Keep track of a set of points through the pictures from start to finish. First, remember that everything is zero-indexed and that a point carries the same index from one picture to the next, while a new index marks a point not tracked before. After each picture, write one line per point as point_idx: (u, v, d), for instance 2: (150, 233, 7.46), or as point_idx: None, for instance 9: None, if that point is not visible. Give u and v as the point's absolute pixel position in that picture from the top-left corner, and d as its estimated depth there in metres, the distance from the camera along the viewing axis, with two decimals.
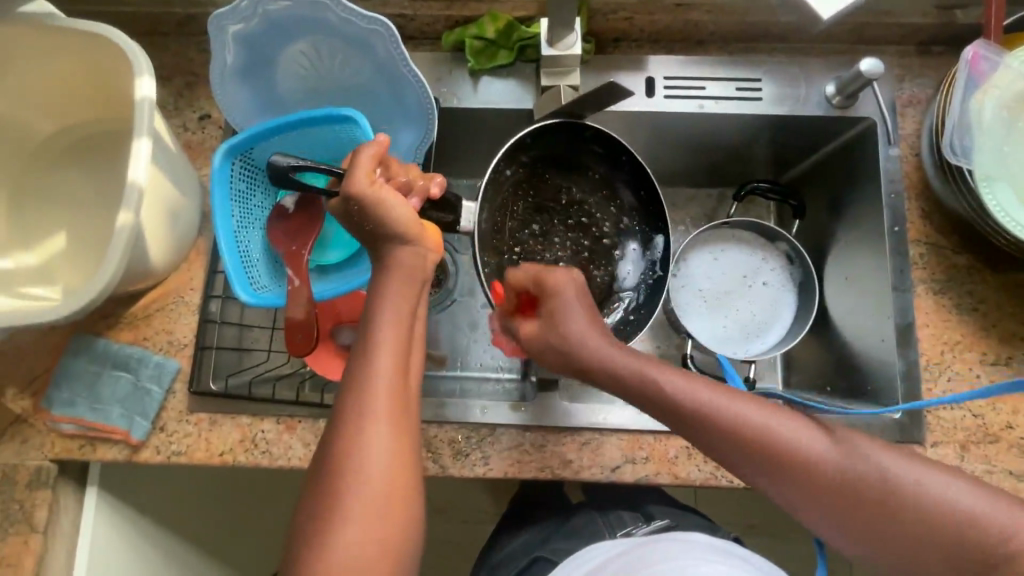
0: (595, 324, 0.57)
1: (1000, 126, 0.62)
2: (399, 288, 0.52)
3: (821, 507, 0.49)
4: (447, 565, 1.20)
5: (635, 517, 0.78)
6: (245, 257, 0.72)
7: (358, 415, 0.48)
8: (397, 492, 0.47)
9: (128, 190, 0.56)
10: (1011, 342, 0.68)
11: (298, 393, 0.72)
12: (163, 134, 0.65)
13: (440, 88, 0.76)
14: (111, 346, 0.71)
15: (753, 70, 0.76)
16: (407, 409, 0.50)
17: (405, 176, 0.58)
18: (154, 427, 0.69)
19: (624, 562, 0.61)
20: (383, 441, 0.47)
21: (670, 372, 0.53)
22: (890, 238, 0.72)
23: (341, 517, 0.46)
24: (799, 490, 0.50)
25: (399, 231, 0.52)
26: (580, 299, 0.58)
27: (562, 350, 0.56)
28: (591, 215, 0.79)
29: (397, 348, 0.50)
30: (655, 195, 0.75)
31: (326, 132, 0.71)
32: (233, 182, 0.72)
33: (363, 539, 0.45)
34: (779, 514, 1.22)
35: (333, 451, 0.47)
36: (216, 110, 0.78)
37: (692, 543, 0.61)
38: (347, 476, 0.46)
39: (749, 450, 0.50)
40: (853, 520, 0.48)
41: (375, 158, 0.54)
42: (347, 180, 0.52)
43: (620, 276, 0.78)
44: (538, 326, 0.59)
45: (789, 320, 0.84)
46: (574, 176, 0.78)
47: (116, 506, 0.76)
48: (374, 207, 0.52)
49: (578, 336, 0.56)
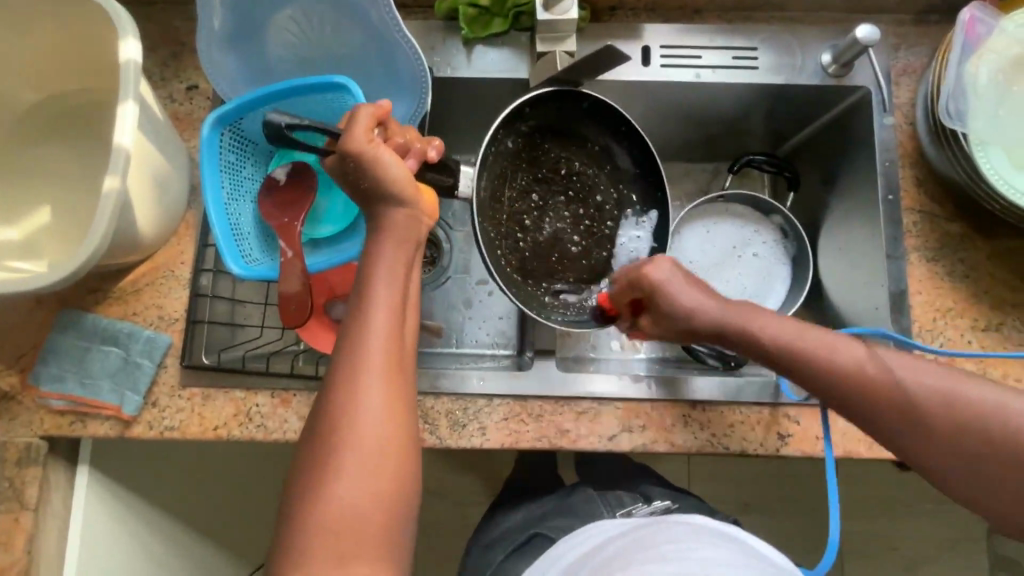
0: (694, 282, 0.58)
1: (994, 90, 0.62)
2: (394, 249, 0.52)
3: (962, 466, 0.50)
4: (444, 546, 1.20)
5: (634, 496, 0.78)
6: (236, 229, 0.71)
7: (354, 373, 0.47)
8: (392, 448, 0.47)
9: (116, 154, 0.55)
10: (1002, 309, 0.69)
11: (292, 365, 0.71)
12: (149, 101, 0.64)
13: (434, 57, 0.75)
14: (100, 321, 0.69)
15: (750, 39, 0.76)
16: (403, 367, 0.50)
17: (402, 137, 0.58)
18: (145, 402, 0.68)
19: (625, 543, 0.60)
20: (377, 398, 0.47)
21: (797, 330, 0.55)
22: (885, 206, 0.72)
23: (334, 472, 0.45)
24: (941, 451, 0.51)
25: (391, 191, 0.52)
26: (671, 267, 0.58)
27: (678, 322, 0.57)
28: (590, 186, 0.79)
29: (393, 307, 0.50)
30: (653, 166, 0.75)
31: (319, 102, 0.70)
32: (223, 154, 0.71)
33: (358, 494, 0.45)
34: (771, 491, 1.23)
35: (329, 408, 0.47)
36: (204, 80, 0.76)
37: (692, 527, 0.60)
38: (341, 431, 0.46)
39: (888, 411, 0.52)
40: (987, 473, 0.50)
41: (374, 117, 0.55)
42: (346, 136, 0.53)
43: (617, 250, 0.78)
44: (654, 314, 0.60)
45: (783, 292, 0.85)
46: (574, 146, 0.78)
47: (108, 485, 0.75)
48: (369, 163, 0.52)
49: (690, 307, 0.56)
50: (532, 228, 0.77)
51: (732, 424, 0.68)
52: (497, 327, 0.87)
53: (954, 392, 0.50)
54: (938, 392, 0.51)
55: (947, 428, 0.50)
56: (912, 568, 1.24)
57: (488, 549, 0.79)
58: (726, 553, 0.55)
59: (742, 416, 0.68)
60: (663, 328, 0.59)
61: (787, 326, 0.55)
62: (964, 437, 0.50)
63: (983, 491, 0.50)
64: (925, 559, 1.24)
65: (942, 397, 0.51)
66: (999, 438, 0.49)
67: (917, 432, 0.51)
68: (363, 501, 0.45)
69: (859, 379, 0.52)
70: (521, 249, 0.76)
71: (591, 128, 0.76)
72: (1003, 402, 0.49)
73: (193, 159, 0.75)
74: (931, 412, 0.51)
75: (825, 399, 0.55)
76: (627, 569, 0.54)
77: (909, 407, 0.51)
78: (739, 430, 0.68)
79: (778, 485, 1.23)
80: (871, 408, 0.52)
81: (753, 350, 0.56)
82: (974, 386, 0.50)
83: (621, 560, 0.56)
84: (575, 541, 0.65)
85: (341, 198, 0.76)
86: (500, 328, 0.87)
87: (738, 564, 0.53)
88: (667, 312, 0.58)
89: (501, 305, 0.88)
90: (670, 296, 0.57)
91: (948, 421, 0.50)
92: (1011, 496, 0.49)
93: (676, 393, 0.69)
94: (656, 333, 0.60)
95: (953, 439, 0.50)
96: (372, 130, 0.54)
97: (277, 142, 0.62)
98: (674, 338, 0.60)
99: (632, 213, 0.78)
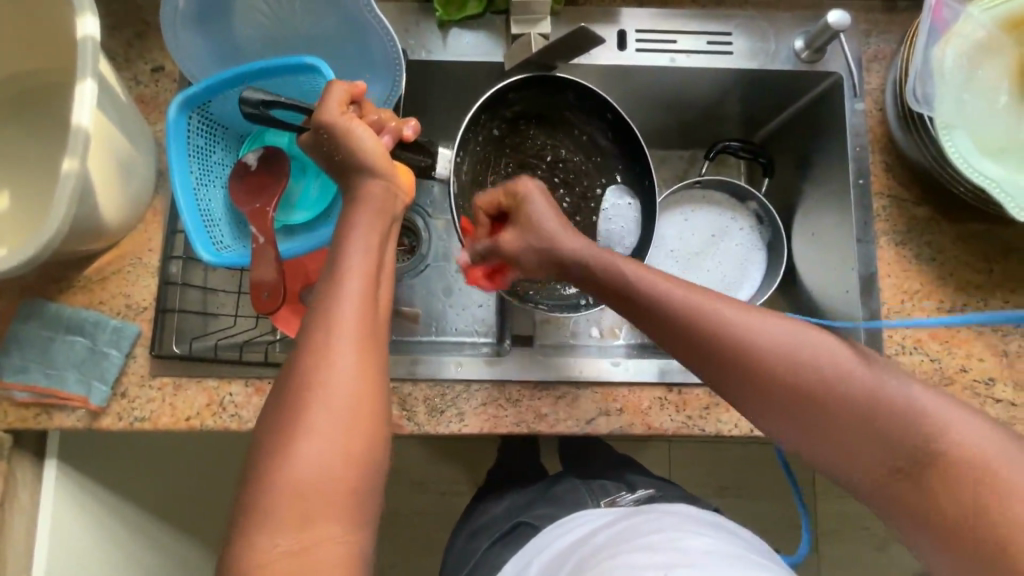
0: (564, 223, 0.60)
1: (960, 74, 0.63)
2: (369, 224, 0.52)
3: (866, 465, 0.43)
4: (425, 538, 1.20)
5: (618, 485, 0.77)
6: (206, 215, 0.69)
7: (323, 336, 0.46)
8: (361, 416, 0.46)
9: (75, 136, 0.53)
10: (966, 291, 0.71)
11: (267, 353, 0.70)
12: (110, 80, 0.61)
13: (408, 40, 0.74)
14: (64, 310, 0.67)
15: (724, 24, 0.76)
16: (376, 338, 0.48)
17: (379, 114, 0.59)
18: (114, 392, 0.66)
19: (614, 530, 0.59)
20: (349, 367, 0.46)
21: (650, 272, 0.53)
22: (855, 190, 0.74)
23: (302, 434, 0.44)
24: (775, 405, 0.46)
25: (364, 162, 0.54)
26: (543, 197, 0.61)
27: (532, 244, 0.59)
28: (578, 174, 0.78)
29: (366, 275, 0.49)
30: (640, 150, 0.73)
31: (294, 85, 0.68)
32: (191, 138, 0.69)
33: (322, 457, 0.44)
34: (748, 476, 1.26)
35: (296, 372, 0.46)
36: (170, 62, 0.74)
37: (677, 516, 0.60)
38: (311, 396, 0.45)
39: (728, 361, 0.48)
40: (838, 436, 0.44)
41: (348, 93, 0.56)
42: (320, 108, 0.55)
43: (606, 235, 0.76)
44: (512, 234, 0.61)
45: (758, 278, 0.86)
46: (560, 134, 0.78)
47: (77, 479, 0.73)
48: (343, 136, 0.54)
49: (544, 229, 0.59)
50: None
51: (707, 406, 0.69)
52: (476, 315, 0.87)
53: (872, 382, 0.43)
54: (853, 377, 0.44)
55: (853, 419, 0.43)
56: (881, 547, 1.28)
57: (469, 542, 0.79)
58: (710, 541, 0.55)
59: (717, 398, 0.69)
60: (529, 252, 0.60)
61: (686, 291, 0.51)
62: (869, 430, 0.43)
63: (896, 503, 0.42)
64: (893, 536, 1.28)
65: (859, 384, 0.44)
66: (845, 391, 0.44)
67: (814, 420, 0.45)
68: (335, 482, 0.44)
69: (755, 354, 0.47)
70: None
71: (578, 116, 0.76)
72: (926, 401, 0.42)
73: (159, 142, 0.73)
74: (836, 398, 0.44)
75: (713, 376, 0.50)
76: (611, 560, 0.54)
77: (804, 390, 0.45)
78: (715, 411, 0.69)
79: (755, 470, 1.26)
80: (761, 385, 0.46)
81: (647, 311, 0.52)
82: (813, 336, 0.46)
83: (608, 550, 0.56)
84: (559, 532, 0.66)
85: (315, 183, 0.75)
86: (479, 316, 0.86)
87: (721, 553, 0.53)
88: (534, 237, 0.59)
89: (480, 292, 0.88)
90: (534, 220, 0.60)
91: (858, 412, 0.43)
92: (842, 454, 0.44)
93: (653, 377, 0.69)
94: (515, 252, 0.61)
95: (852, 425, 0.43)
96: (346, 106, 0.56)
97: (252, 118, 0.61)
98: (533, 264, 0.60)
99: (622, 202, 0.77)
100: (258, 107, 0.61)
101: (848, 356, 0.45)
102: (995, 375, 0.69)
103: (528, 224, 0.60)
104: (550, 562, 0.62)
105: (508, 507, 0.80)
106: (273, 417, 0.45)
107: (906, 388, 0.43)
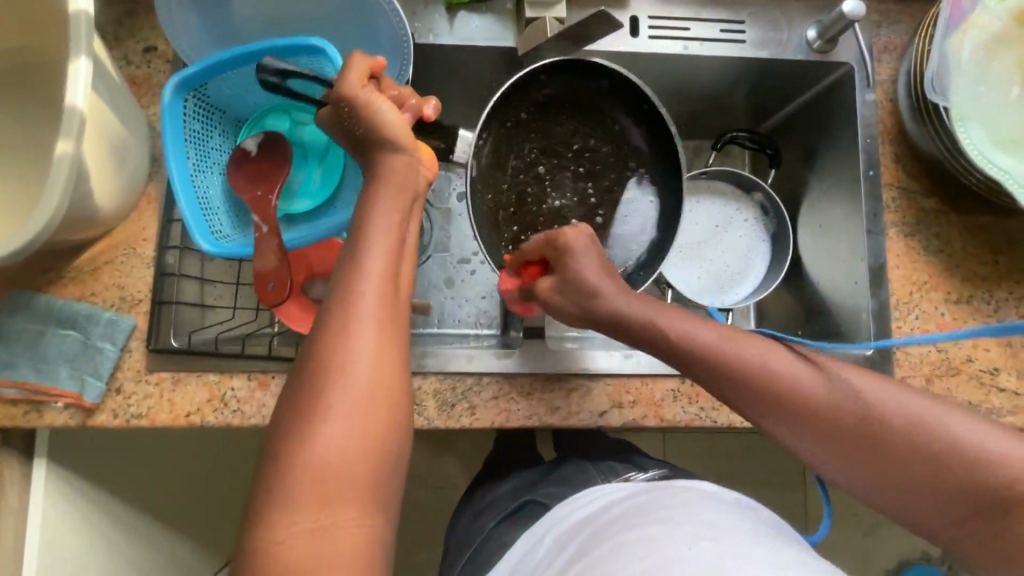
0: (609, 272, 0.58)
1: (974, 65, 0.63)
2: (391, 200, 0.49)
3: (910, 487, 0.47)
4: (419, 533, 1.18)
5: (628, 467, 0.75)
6: (203, 203, 0.66)
7: (342, 325, 0.44)
8: (382, 397, 0.43)
9: (69, 115, 0.50)
10: (973, 282, 0.72)
11: (270, 346, 0.68)
12: (101, 58, 0.58)
13: (415, 23, 0.71)
14: (54, 303, 0.64)
15: (736, 12, 0.75)
16: (396, 318, 0.46)
17: (400, 91, 0.55)
18: (109, 388, 0.64)
19: (632, 504, 0.57)
20: (370, 346, 0.44)
21: (700, 326, 0.54)
22: (866, 182, 0.74)
23: (314, 417, 0.42)
24: (849, 455, 0.49)
25: (387, 137, 0.51)
26: (588, 250, 0.58)
27: (582, 301, 0.57)
28: (604, 165, 0.76)
29: (387, 256, 0.47)
30: (669, 141, 0.72)
31: (312, 69, 0.65)
32: (187, 122, 0.66)
33: (343, 433, 0.42)
34: (742, 466, 1.27)
35: (311, 355, 0.44)
36: (163, 42, 0.70)
37: (698, 493, 0.57)
38: (332, 375, 0.43)
39: (792, 413, 0.50)
40: (909, 484, 0.47)
41: (369, 66, 0.53)
42: (340, 80, 0.52)
43: (627, 231, 0.75)
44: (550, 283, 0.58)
45: (763, 270, 0.86)
46: (592, 122, 0.76)
47: (68, 479, 0.70)
48: (364, 109, 0.51)
49: (598, 286, 0.56)
50: (535, 200, 0.75)
51: (720, 398, 0.69)
52: (479, 307, 0.85)
53: (873, 398, 0.48)
54: (858, 399, 0.49)
55: (893, 447, 0.47)
56: (871, 532, 1.31)
57: (468, 522, 0.77)
58: (733, 516, 0.53)
59: None
60: (564, 299, 0.58)
61: (718, 334, 0.53)
62: (892, 453, 0.47)
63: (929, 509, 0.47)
64: (881, 523, 1.31)
65: (863, 402, 0.48)
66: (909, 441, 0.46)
67: (855, 451, 0.48)
68: (354, 482, 0.42)
69: (791, 394, 0.50)
70: (521, 219, 0.75)
71: (613, 105, 0.74)
72: (953, 422, 0.46)
73: (153, 127, 0.69)
74: (866, 425, 0.48)
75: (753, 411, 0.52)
76: (631, 532, 0.51)
77: (840, 424, 0.49)
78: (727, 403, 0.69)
79: (748, 460, 1.27)
80: (797, 418, 0.50)
81: (666, 350, 0.55)
82: (873, 387, 0.49)
83: (626, 523, 0.53)
84: (572, 504, 0.63)
85: (317, 170, 0.73)
86: (482, 308, 0.85)
87: (745, 527, 0.51)
88: (576, 287, 0.57)
89: (483, 284, 0.86)
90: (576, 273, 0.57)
91: (900, 440, 0.47)
92: (917, 501, 0.47)
93: (667, 368, 0.69)
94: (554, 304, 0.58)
95: (919, 472, 0.46)
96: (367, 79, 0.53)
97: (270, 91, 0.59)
98: (572, 315, 0.58)
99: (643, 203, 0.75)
100: (276, 76, 0.59)
101: (904, 402, 0.48)
102: (999, 365, 0.70)
103: (568, 274, 0.57)
104: (562, 533, 0.59)
105: (513, 486, 0.78)
106: (285, 407, 0.43)
107: (961, 428, 0.46)
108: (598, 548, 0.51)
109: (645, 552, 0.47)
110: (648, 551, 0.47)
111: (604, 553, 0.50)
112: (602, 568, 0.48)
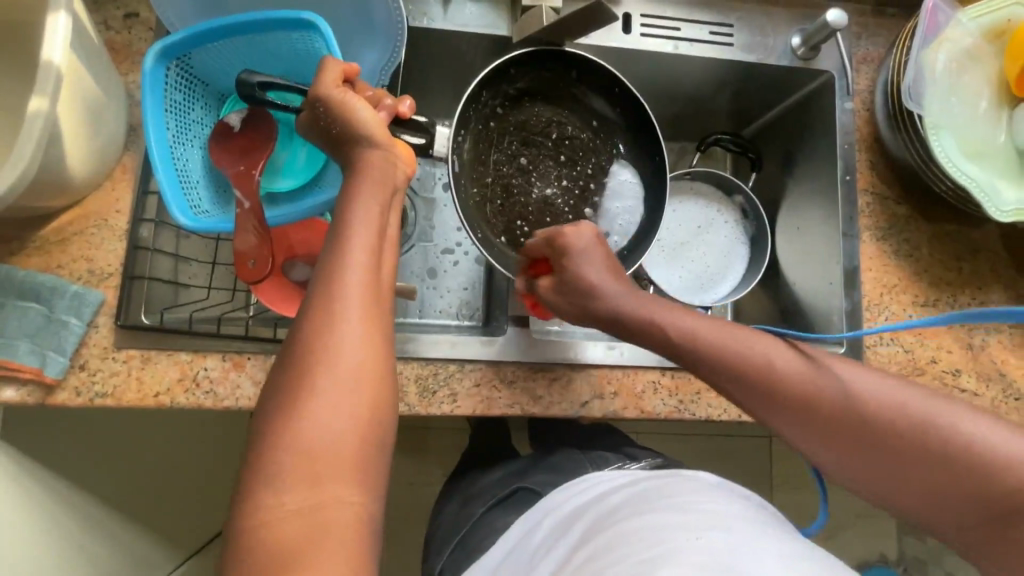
0: (610, 268, 0.59)
1: (947, 77, 0.67)
2: (372, 190, 0.48)
3: (872, 465, 0.47)
4: (389, 531, 1.16)
5: (619, 456, 0.74)
6: (183, 176, 0.64)
7: (327, 311, 0.43)
8: (370, 382, 0.42)
9: (44, 70, 0.48)
10: (939, 287, 0.75)
11: (248, 328, 0.66)
12: (82, 19, 0.56)
13: (409, 5, 0.71)
14: (16, 273, 0.61)
15: (726, 16, 0.77)
16: (381, 305, 0.45)
17: (375, 92, 0.56)
18: (72, 364, 0.60)
19: (631, 493, 0.57)
20: (355, 334, 0.43)
21: (682, 315, 0.55)
22: (843, 186, 0.76)
23: (309, 401, 0.40)
24: (846, 447, 0.48)
25: (362, 133, 0.50)
26: (585, 244, 0.59)
27: (572, 296, 0.59)
28: (584, 151, 0.77)
29: (372, 247, 0.46)
30: (647, 120, 0.73)
31: (285, 40, 0.64)
32: (169, 91, 0.63)
33: (335, 417, 0.41)
34: (714, 468, 1.29)
35: (302, 340, 0.42)
36: (145, 8, 0.68)
37: (697, 482, 0.58)
38: (319, 360, 0.41)
39: (782, 402, 0.50)
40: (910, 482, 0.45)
41: (342, 71, 0.54)
42: (314, 85, 0.52)
43: (608, 215, 0.76)
44: (552, 280, 0.60)
45: (741, 270, 0.88)
46: (564, 110, 0.76)
47: (20, 462, 0.66)
48: (338, 107, 0.51)
49: (592, 280, 0.57)
50: (521, 191, 0.75)
51: (699, 391, 0.70)
52: (461, 297, 0.85)
53: (862, 388, 0.48)
54: (846, 387, 0.48)
55: (839, 419, 0.48)
56: (831, 534, 1.35)
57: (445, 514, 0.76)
58: (735, 506, 0.53)
59: (708, 384, 0.70)
60: (563, 300, 0.60)
61: (705, 326, 0.54)
62: (881, 445, 0.46)
63: (931, 511, 0.45)
64: (841, 525, 1.35)
65: (850, 390, 0.48)
66: (900, 436, 0.45)
67: (852, 444, 0.47)
68: (339, 465, 0.40)
69: (779, 382, 0.51)
70: (508, 211, 0.74)
71: (583, 93, 0.75)
72: (892, 389, 0.47)
73: (131, 95, 0.67)
74: (856, 416, 0.47)
75: (749, 401, 0.52)
76: (634, 519, 0.51)
77: (836, 417, 0.48)
78: (706, 396, 0.70)
79: (718, 461, 1.30)
80: (785, 410, 0.50)
81: (651, 341, 0.56)
82: (863, 379, 0.48)
83: (627, 511, 0.53)
84: (568, 492, 0.63)
85: (302, 150, 0.71)
86: (464, 298, 0.85)
87: (749, 517, 0.51)
88: (571, 289, 0.59)
89: (466, 275, 0.86)
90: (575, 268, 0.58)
91: (846, 412, 0.48)
92: (923, 502, 0.45)
93: (647, 360, 0.70)
94: (552, 300, 0.60)
95: (917, 465, 0.45)
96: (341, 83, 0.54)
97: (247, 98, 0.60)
98: (568, 314, 0.60)
99: (629, 188, 0.76)
100: (257, 88, 0.60)
101: (894, 393, 0.47)
102: (961, 367, 0.73)
103: (568, 275, 0.58)
104: (559, 523, 0.58)
105: (497, 479, 0.78)
106: (274, 392, 0.42)
107: (957, 419, 0.45)
108: (599, 537, 0.51)
109: (652, 541, 0.47)
110: (650, 541, 0.47)
111: (606, 541, 0.50)
112: (604, 558, 0.48)
